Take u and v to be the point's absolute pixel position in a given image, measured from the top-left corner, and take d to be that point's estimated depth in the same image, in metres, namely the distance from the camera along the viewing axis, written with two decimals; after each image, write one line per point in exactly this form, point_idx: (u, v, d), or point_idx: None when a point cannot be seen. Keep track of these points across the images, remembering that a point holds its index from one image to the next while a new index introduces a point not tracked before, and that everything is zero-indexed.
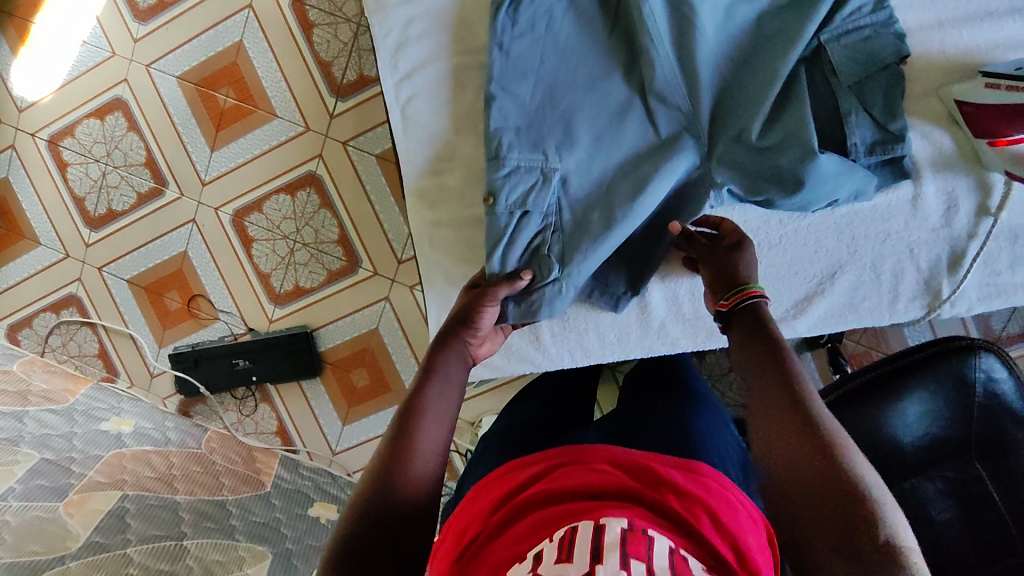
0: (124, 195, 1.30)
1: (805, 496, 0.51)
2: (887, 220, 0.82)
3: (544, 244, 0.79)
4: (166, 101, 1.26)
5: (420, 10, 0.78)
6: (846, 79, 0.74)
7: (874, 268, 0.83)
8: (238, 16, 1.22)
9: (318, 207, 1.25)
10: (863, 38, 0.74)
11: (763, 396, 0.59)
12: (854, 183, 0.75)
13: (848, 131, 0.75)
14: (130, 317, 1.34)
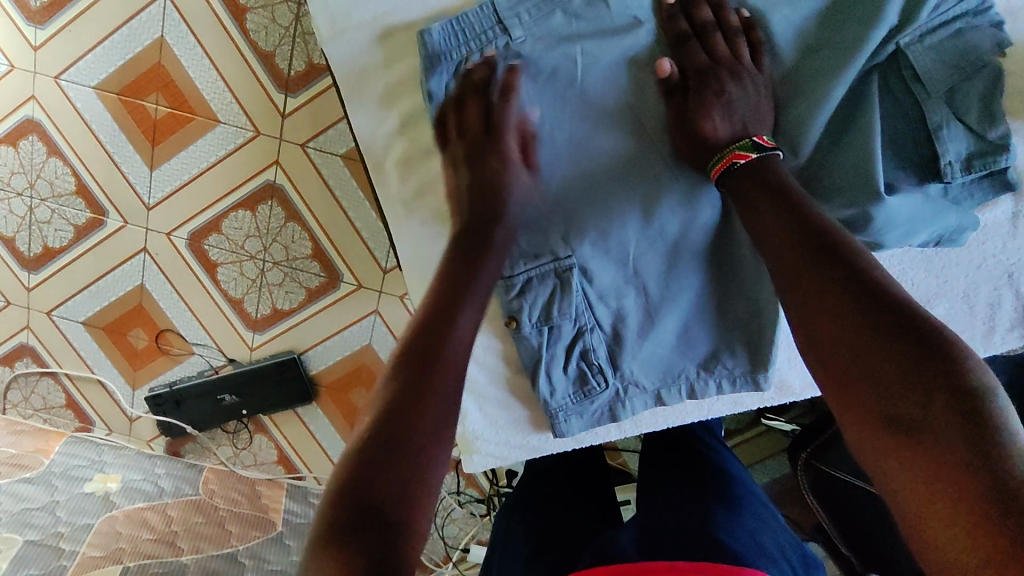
0: (60, 230, 1.14)
1: (921, 461, 0.39)
2: (981, 243, 0.67)
3: (586, 348, 0.67)
4: (86, 117, 1.07)
5: (388, 12, 0.63)
6: (935, 88, 0.59)
7: (966, 300, 0.68)
8: (154, 7, 1.02)
9: (284, 220, 1.11)
10: (951, 34, 0.58)
11: (844, 323, 0.45)
12: (943, 221, 0.60)
13: (938, 148, 0.59)
14: (94, 361, 1.21)
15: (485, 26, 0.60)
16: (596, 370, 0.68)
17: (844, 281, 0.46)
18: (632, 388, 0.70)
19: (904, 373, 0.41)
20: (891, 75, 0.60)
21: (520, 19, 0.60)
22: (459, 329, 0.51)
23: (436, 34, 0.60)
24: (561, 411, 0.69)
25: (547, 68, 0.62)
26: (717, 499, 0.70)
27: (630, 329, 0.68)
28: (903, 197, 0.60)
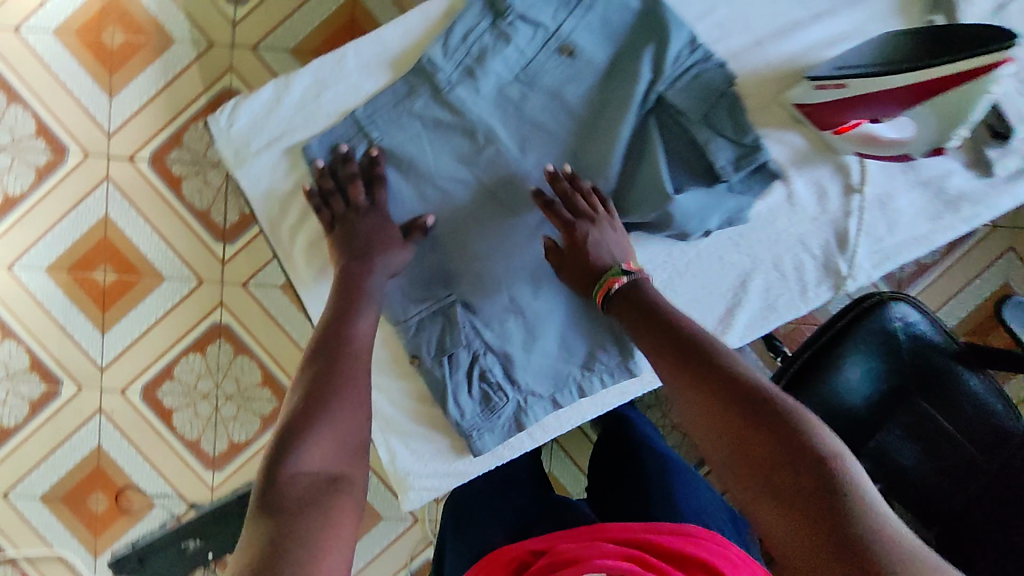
0: (15, 408, 1.18)
1: (775, 491, 0.50)
2: (773, 222, 0.82)
3: (483, 369, 0.77)
4: (39, 298, 1.17)
5: (282, 137, 0.76)
6: (693, 116, 0.74)
7: (776, 268, 0.83)
8: (98, 191, 1.16)
9: (233, 355, 1.19)
10: (693, 78, 0.75)
11: (716, 411, 0.55)
12: (726, 203, 0.75)
13: (710, 157, 0.74)
14: (53, 537, 1.20)
15: (352, 133, 0.74)
16: (495, 387, 0.79)
17: (693, 360, 0.59)
18: (530, 398, 0.80)
19: (750, 422, 0.53)
20: (663, 116, 0.75)
21: (377, 123, 0.74)
22: (358, 326, 0.68)
23: (313, 147, 0.73)
24: (473, 429, 0.79)
25: (404, 153, 0.74)
26: (653, 504, 0.77)
27: (516, 346, 0.79)
28: (690, 194, 0.74)
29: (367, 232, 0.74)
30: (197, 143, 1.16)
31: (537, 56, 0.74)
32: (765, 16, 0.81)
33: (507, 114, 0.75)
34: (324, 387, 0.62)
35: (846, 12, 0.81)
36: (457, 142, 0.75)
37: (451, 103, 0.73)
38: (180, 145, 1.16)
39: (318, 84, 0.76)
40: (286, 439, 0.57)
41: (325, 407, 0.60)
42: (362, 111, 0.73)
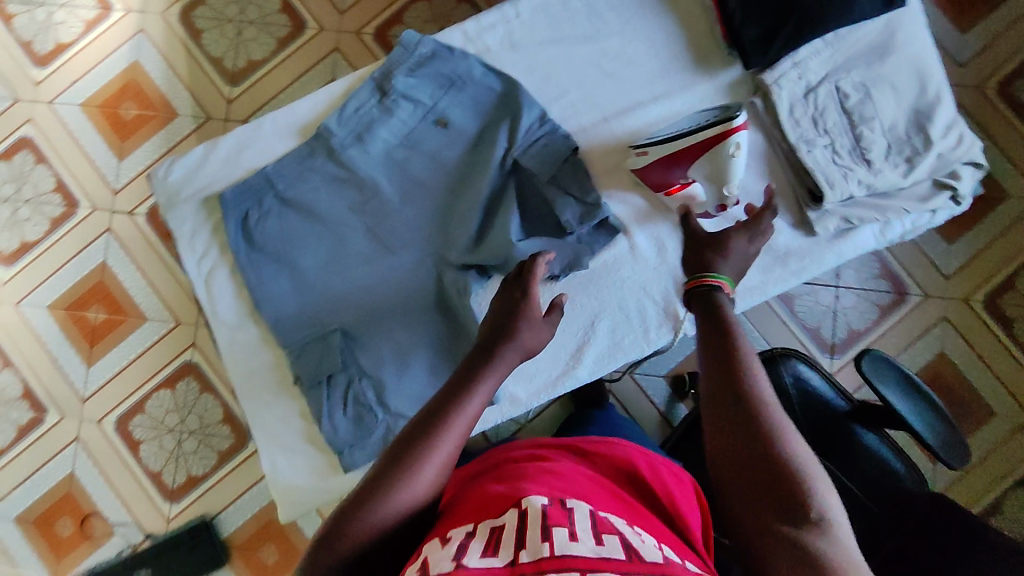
0: (4, 432, 1.30)
1: (755, 486, 0.56)
2: (617, 272, 0.96)
3: (356, 393, 0.87)
4: (38, 332, 1.31)
5: (206, 189, 0.93)
6: (542, 178, 0.90)
7: (621, 312, 0.96)
8: (99, 241, 1.32)
9: (199, 393, 1.30)
10: (540, 147, 0.91)
11: (729, 407, 0.60)
12: (566, 252, 0.91)
13: (557, 213, 0.89)
14: (20, 558, 1.28)
15: (260, 185, 0.89)
16: (367, 408, 0.87)
17: (731, 381, 0.61)
18: (397, 420, 0.88)
19: (757, 452, 0.57)
20: (521, 177, 0.91)
21: (281, 177, 0.89)
22: (475, 389, 0.65)
23: (228, 197, 0.88)
24: (345, 446, 0.88)
25: (298, 200, 0.89)
26: None
27: (387, 373, 0.88)
28: (532, 241, 0.89)
29: (265, 266, 0.90)
30: None
31: (416, 126, 0.91)
32: (611, 98, 1.03)
33: (389, 173, 0.91)
34: (426, 437, 0.59)
35: (679, 95, 1.03)
36: (348, 196, 0.90)
37: (343, 162, 0.90)
38: None
39: (239, 147, 0.94)
40: (369, 491, 0.56)
41: (422, 466, 0.58)
42: (271, 169, 0.89)
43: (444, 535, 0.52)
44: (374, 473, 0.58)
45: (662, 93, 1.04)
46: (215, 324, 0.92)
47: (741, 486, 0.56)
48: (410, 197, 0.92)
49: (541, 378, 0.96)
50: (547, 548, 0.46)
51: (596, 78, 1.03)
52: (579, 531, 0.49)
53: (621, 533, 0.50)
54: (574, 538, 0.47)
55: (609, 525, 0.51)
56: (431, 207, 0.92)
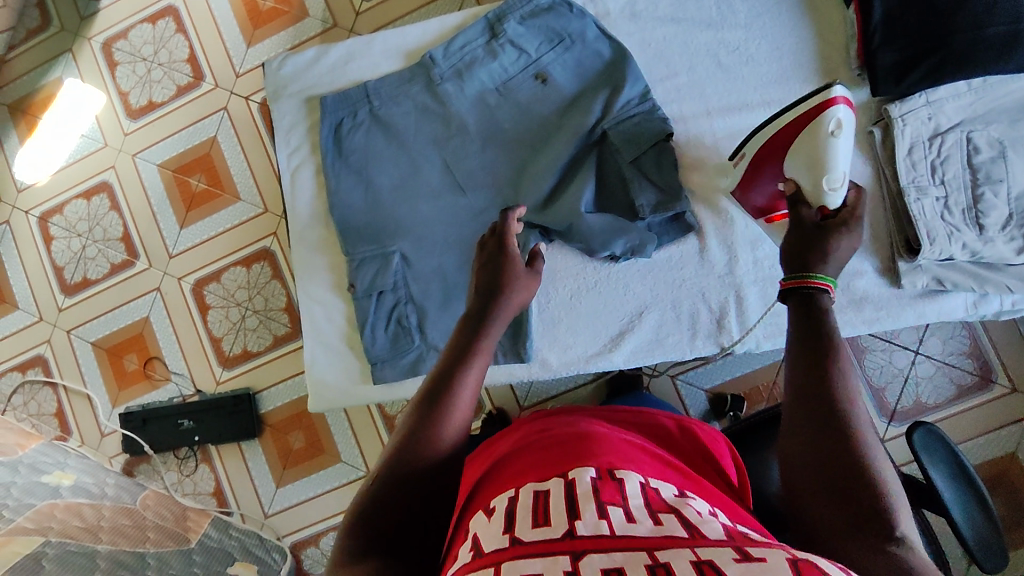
0: (99, 266, 1.45)
1: (829, 495, 0.53)
2: (680, 269, 0.97)
3: (400, 313, 0.92)
4: (145, 185, 1.44)
5: (310, 89, 1.00)
6: (626, 155, 0.91)
7: (674, 309, 0.97)
8: (214, 116, 1.42)
9: (269, 278, 1.39)
10: (634, 123, 0.91)
11: (813, 415, 0.57)
12: (632, 234, 0.91)
13: (634, 195, 0.91)
14: (89, 378, 1.44)
15: (359, 98, 0.95)
16: (407, 331, 0.93)
17: (818, 387, 0.58)
18: (432, 350, 0.93)
19: (829, 437, 0.55)
20: (604, 149, 0.92)
21: (378, 94, 0.95)
22: (488, 333, 0.73)
23: (327, 101, 0.95)
24: (379, 360, 0.94)
25: (387, 119, 0.94)
26: None
27: (431, 304, 0.93)
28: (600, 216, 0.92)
29: (344, 174, 0.95)
30: None
31: (515, 77, 0.94)
32: (720, 91, 1.02)
33: (480, 114, 0.94)
34: (443, 395, 0.66)
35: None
36: (435, 127, 0.95)
37: (438, 93, 0.94)
38: None
39: (348, 56, 1.00)
40: (407, 451, 0.62)
41: (441, 426, 0.64)
42: (371, 85, 0.95)
43: (489, 506, 0.53)
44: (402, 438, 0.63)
45: (774, 100, 1.01)
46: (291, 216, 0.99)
47: (813, 495, 0.54)
48: (493, 141, 0.94)
49: (577, 352, 0.98)
50: (605, 526, 0.44)
51: (710, 70, 1.02)
52: (634, 512, 0.47)
53: (677, 511, 0.47)
54: (631, 519, 0.46)
55: (660, 502, 0.49)
56: (511, 158, 0.94)
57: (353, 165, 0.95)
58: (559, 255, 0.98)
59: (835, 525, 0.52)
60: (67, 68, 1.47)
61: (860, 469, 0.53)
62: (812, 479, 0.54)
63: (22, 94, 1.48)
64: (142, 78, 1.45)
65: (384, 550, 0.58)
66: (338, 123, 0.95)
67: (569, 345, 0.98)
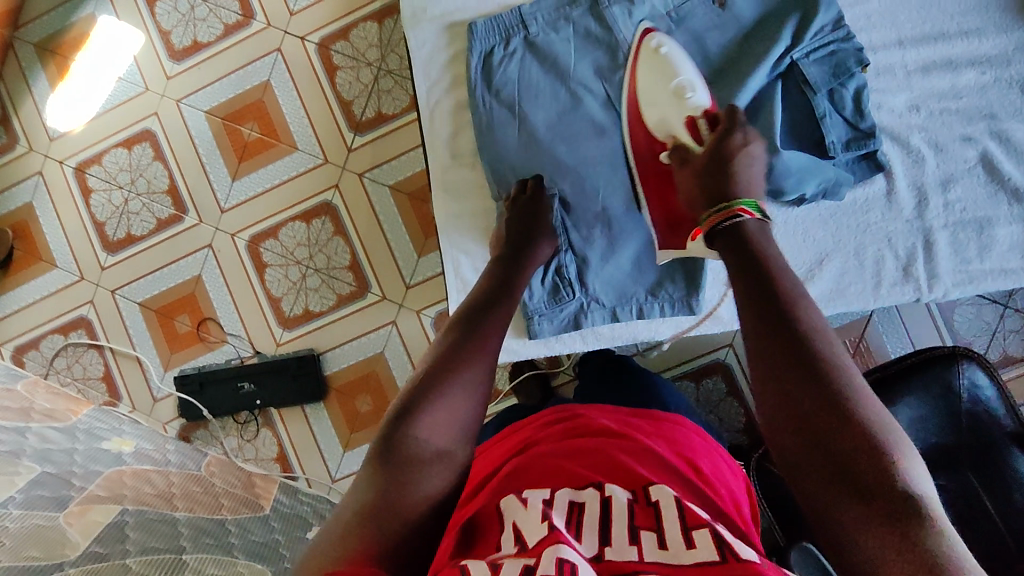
0: (144, 221, 1.35)
1: (838, 469, 0.50)
2: (866, 213, 0.91)
3: (559, 262, 0.89)
4: (192, 134, 1.33)
5: (451, 14, 0.92)
6: (820, 88, 0.85)
7: (858, 255, 0.91)
8: (267, 58, 1.31)
9: (331, 234, 1.31)
10: (829, 52, 0.85)
11: (808, 395, 0.53)
12: (828, 174, 0.85)
13: (825, 132, 0.86)
14: (138, 340, 1.36)
15: (513, 23, 0.88)
16: (566, 283, 0.90)
17: (805, 372, 0.55)
18: (593, 303, 0.91)
19: (825, 403, 0.52)
20: (790, 81, 0.86)
21: (534, 19, 0.88)
22: (520, 283, 0.79)
23: (477, 27, 0.89)
24: (537, 313, 0.90)
25: (548, 45, 0.88)
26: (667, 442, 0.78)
27: (594, 254, 0.90)
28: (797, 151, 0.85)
29: (497, 110, 0.88)
30: (361, 42, 1.30)
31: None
32: (913, 18, 0.91)
33: (648, 43, 0.88)
34: (460, 357, 0.64)
35: (992, 36, 0.90)
36: (599, 60, 0.88)
37: (604, 18, 0.87)
38: (346, 39, 1.30)
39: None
40: (412, 405, 0.59)
41: (488, 338, 0.67)
42: (527, 8, 0.88)
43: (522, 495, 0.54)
44: (413, 391, 0.60)
45: (972, 28, 0.90)
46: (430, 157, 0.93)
47: (820, 479, 0.51)
48: (654, 78, 0.88)
49: None
50: (635, 552, 0.47)
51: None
52: (668, 536, 0.49)
53: (712, 528, 0.49)
54: (664, 545, 0.48)
55: (691, 513, 0.52)
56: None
57: (502, 103, 0.88)
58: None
59: (847, 503, 0.49)
60: (101, 4, 1.35)
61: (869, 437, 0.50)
62: (813, 454, 0.51)
63: (50, 33, 1.36)
64: (185, 15, 1.33)
65: (408, 460, 0.55)
66: (489, 49, 0.89)
67: None
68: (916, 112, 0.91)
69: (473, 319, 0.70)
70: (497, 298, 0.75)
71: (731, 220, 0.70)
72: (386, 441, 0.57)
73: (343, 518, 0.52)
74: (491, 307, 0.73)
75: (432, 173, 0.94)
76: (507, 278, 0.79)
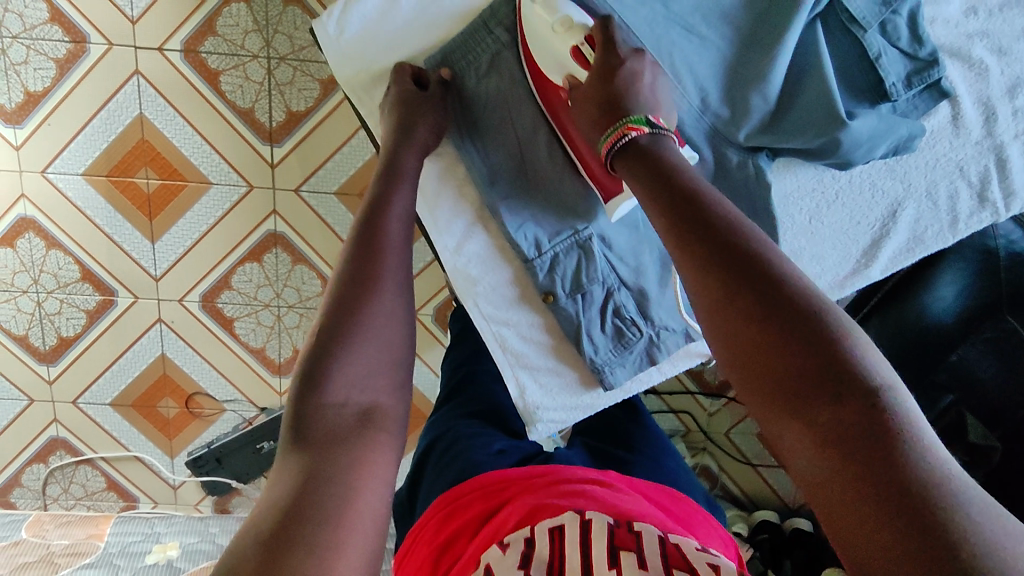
0: (72, 318, 1.17)
1: (798, 399, 0.38)
2: (930, 147, 0.74)
3: (617, 306, 0.74)
4: (79, 205, 1.10)
5: (393, 52, 0.69)
6: (869, 20, 0.66)
7: (929, 197, 0.76)
8: (128, 87, 1.04)
9: (291, 264, 1.17)
10: None
11: (742, 309, 0.41)
12: (898, 130, 0.68)
13: (882, 73, 0.67)
14: (129, 440, 1.26)
15: (482, 42, 0.67)
16: (629, 323, 0.75)
17: (735, 266, 0.42)
18: (663, 333, 0.77)
19: (815, 372, 0.38)
20: (832, 21, 0.68)
21: (507, 27, 0.66)
22: (393, 213, 0.58)
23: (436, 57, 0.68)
24: (606, 365, 0.77)
25: None
26: None
27: (650, 281, 0.75)
28: (862, 116, 0.68)
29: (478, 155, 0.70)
30: (233, 32, 1.02)
31: None
32: None
33: (653, 15, 0.66)
34: (356, 308, 0.50)
35: None
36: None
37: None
38: (214, 33, 1.02)
39: None
40: (315, 368, 0.47)
41: (365, 330, 0.50)
42: (488, 15, 0.66)
43: (505, 541, 0.47)
44: (309, 356, 0.48)
45: None
46: (431, 230, 0.73)
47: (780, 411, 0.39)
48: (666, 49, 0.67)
49: (826, 279, 0.79)
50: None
51: None
52: (649, 558, 0.43)
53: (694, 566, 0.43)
54: (643, 568, 0.42)
55: (678, 556, 0.44)
56: (690, 67, 0.68)
57: (503, 140, 0.70)
58: (790, 174, 0.74)
59: (862, 520, 0.34)
60: None
61: (876, 422, 0.35)
62: (801, 433, 0.37)
63: None
64: None
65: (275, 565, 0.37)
66: (473, 87, 0.69)
67: (834, 264, 0.78)
68: (976, 15, 0.70)
69: (338, 309, 0.50)
70: (369, 253, 0.54)
71: (621, 142, 0.55)
72: (269, 517, 0.39)
73: (272, 518, 0.39)
74: (369, 265, 0.53)
75: (442, 256, 0.74)
76: (372, 212, 0.58)
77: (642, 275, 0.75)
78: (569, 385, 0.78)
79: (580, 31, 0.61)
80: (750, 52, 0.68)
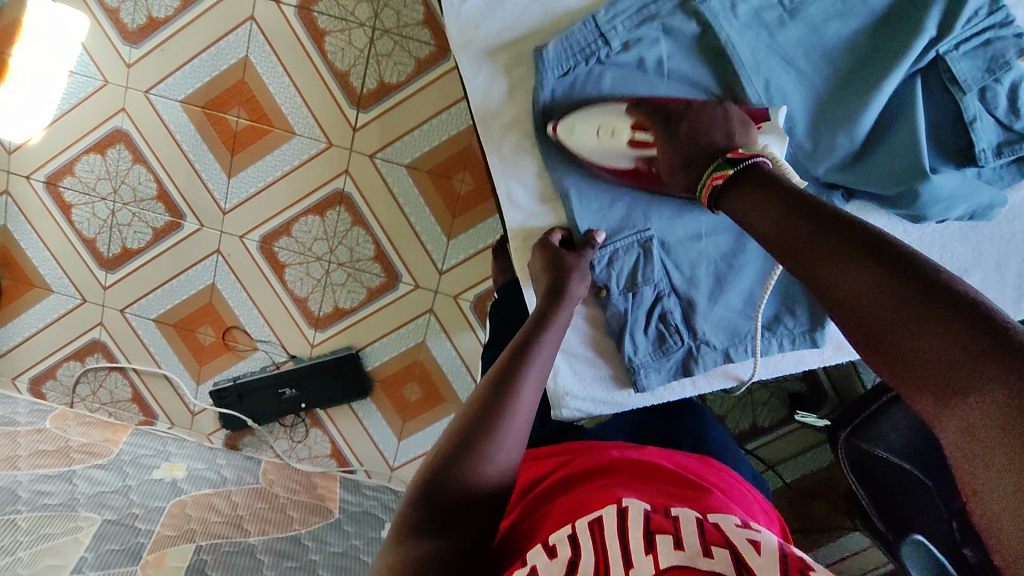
0: (138, 232, 1.23)
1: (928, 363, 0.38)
2: (1011, 221, 0.74)
3: (664, 311, 0.76)
4: (171, 129, 1.17)
5: (505, 30, 0.72)
6: (970, 84, 0.67)
7: (998, 270, 0.76)
8: (241, 30, 1.12)
9: (350, 225, 1.21)
10: (981, 44, 0.66)
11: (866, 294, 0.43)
12: (980, 196, 0.69)
13: (975, 137, 0.68)
14: (163, 358, 1.31)
15: (592, 40, 0.68)
16: (672, 330, 0.77)
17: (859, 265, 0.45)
18: (704, 347, 0.78)
19: (919, 324, 0.39)
20: (932, 80, 0.68)
21: (618, 30, 0.68)
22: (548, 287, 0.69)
23: (550, 53, 0.69)
24: (642, 367, 0.77)
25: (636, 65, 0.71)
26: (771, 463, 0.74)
27: (701, 294, 0.77)
28: (944, 173, 0.69)
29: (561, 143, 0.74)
30: None
31: None
32: None
33: (757, 41, 0.69)
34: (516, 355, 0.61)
35: None
36: (701, 83, 0.72)
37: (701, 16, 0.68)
38: None
39: None
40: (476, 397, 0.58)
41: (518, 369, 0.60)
42: (603, 16, 0.68)
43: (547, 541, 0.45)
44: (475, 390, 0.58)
45: None
46: None
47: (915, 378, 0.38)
48: (761, 80, 0.70)
49: None
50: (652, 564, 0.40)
51: None
52: (686, 538, 0.42)
53: (732, 546, 0.41)
54: (681, 548, 0.41)
55: (716, 533, 0.43)
56: (782, 97, 0.70)
57: None
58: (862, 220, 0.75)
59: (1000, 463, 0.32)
60: None
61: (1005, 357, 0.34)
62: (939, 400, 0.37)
63: None
64: None
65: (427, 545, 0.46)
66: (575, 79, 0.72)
67: None
68: None
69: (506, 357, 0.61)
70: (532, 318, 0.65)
71: (711, 193, 0.61)
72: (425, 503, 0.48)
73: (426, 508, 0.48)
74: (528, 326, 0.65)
75: None
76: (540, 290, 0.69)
77: (695, 287, 0.76)
78: (604, 380, 0.80)
79: (627, 125, 0.68)
80: (842, 96, 0.70)
